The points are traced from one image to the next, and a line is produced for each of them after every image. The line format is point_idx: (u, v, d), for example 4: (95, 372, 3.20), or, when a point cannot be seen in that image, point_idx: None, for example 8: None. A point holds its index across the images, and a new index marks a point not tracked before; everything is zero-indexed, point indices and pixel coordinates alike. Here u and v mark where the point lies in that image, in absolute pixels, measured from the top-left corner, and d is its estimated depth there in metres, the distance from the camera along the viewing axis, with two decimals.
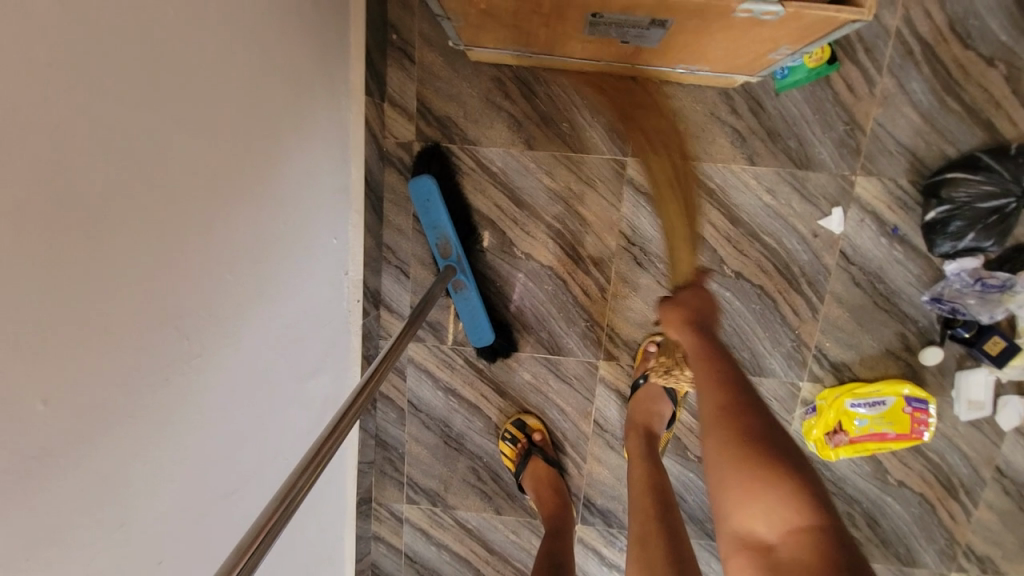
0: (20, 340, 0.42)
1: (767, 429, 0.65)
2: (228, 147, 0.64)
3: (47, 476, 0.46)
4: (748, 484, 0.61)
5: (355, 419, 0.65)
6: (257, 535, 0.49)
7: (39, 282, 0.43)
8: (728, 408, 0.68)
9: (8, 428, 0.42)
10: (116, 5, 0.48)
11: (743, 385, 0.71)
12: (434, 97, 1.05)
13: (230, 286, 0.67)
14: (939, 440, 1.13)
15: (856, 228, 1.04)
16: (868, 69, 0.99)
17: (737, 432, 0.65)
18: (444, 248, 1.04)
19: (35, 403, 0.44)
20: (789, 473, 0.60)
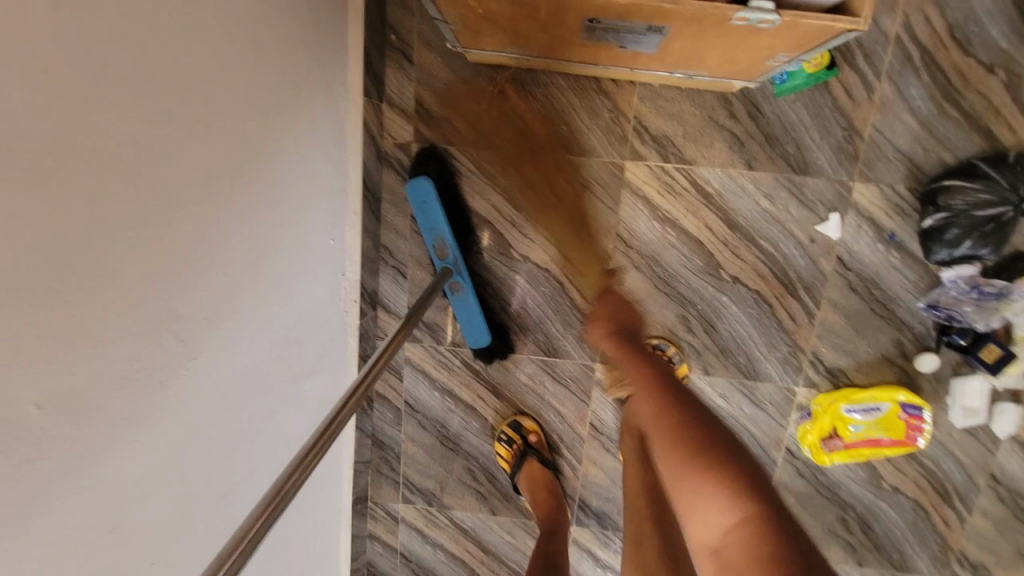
0: (16, 345, 0.42)
1: (695, 419, 0.64)
2: (224, 151, 0.64)
3: (38, 479, 0.46)
4: (682, 486, 0.60)
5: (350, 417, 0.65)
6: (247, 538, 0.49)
7: (36, 286, 0.44)
8: (656, 413, 0.67)
9: (3, 430, 0.42)
10: (113, 10, 0.48)
11: (668, 384, 0.70)
12: (433, 98, 1.05)
13: (227, 288, 0.68)
14: (934, 446, 1.13)
15: (853, 234, 1.04)
16: (867, 76, 0.99)
17: (664, 436, 0.65)
18: (442, 250, 1.03)
19: (29, 407, 0.44)
20: (712, 468, 0.59)
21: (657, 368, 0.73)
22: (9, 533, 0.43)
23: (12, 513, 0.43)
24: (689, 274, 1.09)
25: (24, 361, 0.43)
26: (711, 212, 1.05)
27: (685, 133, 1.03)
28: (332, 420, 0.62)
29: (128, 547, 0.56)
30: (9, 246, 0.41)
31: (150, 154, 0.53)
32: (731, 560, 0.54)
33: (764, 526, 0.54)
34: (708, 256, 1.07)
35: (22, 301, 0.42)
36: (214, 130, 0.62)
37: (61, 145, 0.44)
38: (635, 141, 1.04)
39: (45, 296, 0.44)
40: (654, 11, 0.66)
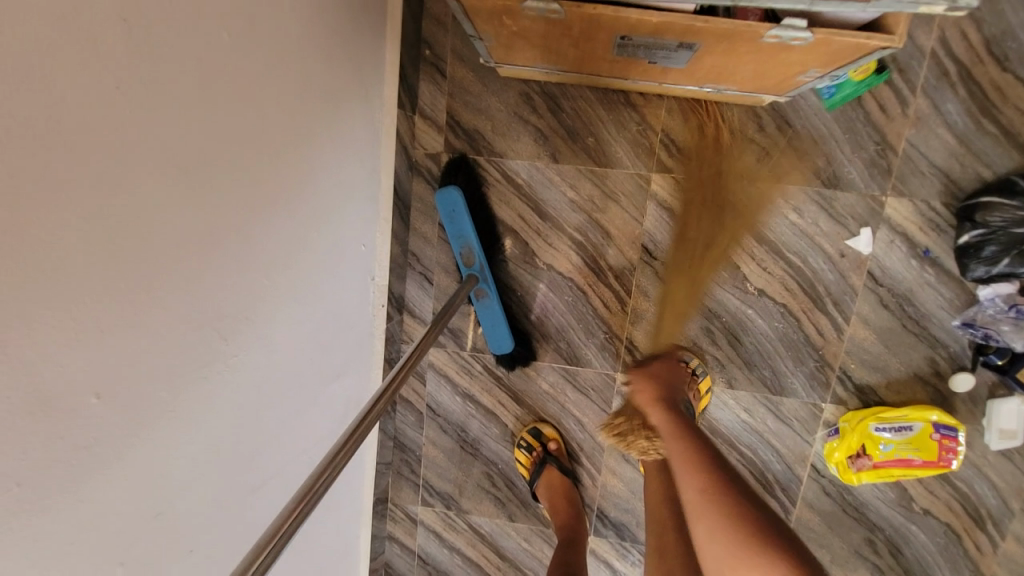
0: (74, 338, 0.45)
1: (744, 499, 0.69)
2: (267, 160, 0.68)
3: (89, 465, 0.49)
4: (738, 569, 0.64)
5: (377, 419, 0.67)
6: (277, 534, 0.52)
7: (97, 285, 0.47)
8: (711, 487, 0.70)
9: (57, 417, 0.46)
10: (172, 32, 0.51)
11: (713, 459, 0.74)
12: (464, 110, 1.08)
13: (265, 291, 0.71)
14: (967, 468, 1.10)
15: (885, 248, 1.02)
16: (901, 90, 0.97)
17: (722, 519, 0.67)
18: (468, 257, 1.05)
19: (88, 397, 0.48)
20: (777, 547, 0.63)
21: (710, 449, 0.76)
22: (54, 513, 0.46)
23: (61, 495, 0.47)
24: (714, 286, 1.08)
25: (80, 355, 0.46)
26: None
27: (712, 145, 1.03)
28: (363, 420, 0.65)
29: (169, 536, 0.59)
30: (70, 246, 0.44)
31: (201, 162, 0.57)
32: None
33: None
34: (734, 269, 1.07)
35: (82, 298, 0.46)
36: (258, 140, 0.65)
37: (121, 154, 0.47)
38: (661, 152, 1.05)
39: (101, 293, 0.48)
40: (684, 29, 0.67)
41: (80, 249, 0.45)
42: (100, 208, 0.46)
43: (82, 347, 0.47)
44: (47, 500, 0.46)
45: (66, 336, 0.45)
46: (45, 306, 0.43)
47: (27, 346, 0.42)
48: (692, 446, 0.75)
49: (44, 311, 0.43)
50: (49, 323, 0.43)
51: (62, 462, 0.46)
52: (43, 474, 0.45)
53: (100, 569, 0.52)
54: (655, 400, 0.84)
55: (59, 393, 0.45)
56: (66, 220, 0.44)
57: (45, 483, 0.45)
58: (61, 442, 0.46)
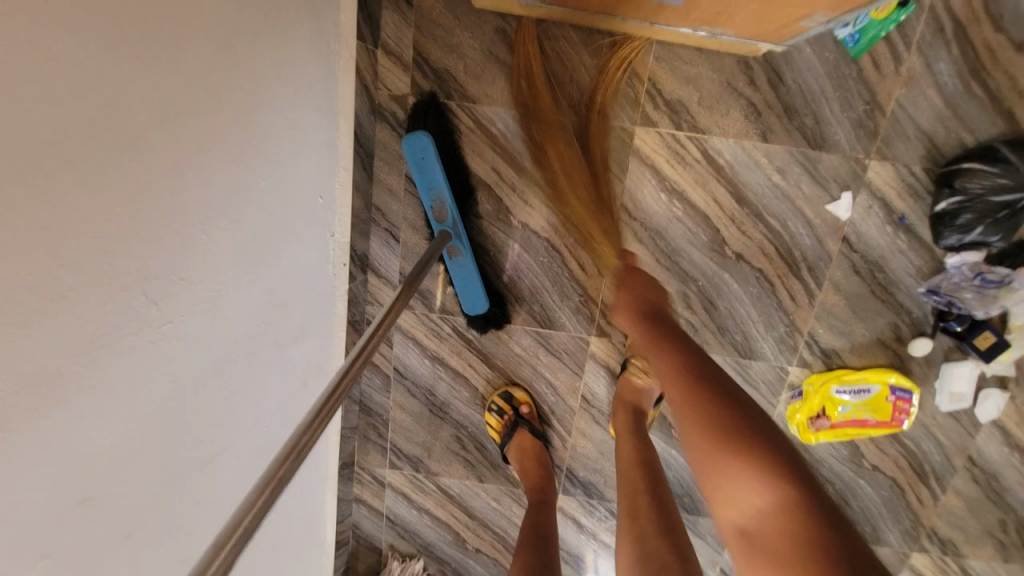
0: None
1: (721, 394, 0.66)
2: (201, 92, 0.57)
3: (2, 454, 0.41)
4: (718, 473, 0.62)
5: (349, 390, 0.63)
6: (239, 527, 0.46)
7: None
8: (688, 391, 0.68)
9: None
10: None
11: (696, 364, 0.71)
12: (433, 46, 0.96)
13: (206, 246, 0.62)
14: (917, 428, 1.15)
15: (864, 214, 1.01)
16: (896, 47, 0.93)
17: (701, 415, 0.65)
18: (440, 211, 0.98)
19: None
20: (761, 453, 0.60)
21: (692, 351, 0.73)
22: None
23: None
24: (694, 250, 1.05)
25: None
26: (721, 185, 1.01)
27: (701, 98, 0.97)
28: (335, 390, 0.60)
29: (99, 521, 0.52)
30: None
31: (114, 89, 0.47)
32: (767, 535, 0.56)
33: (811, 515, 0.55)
34: (714, 232, 1.04)
35: None
36: (189, 66, 0.55)
37: (6, 71, 0.37)
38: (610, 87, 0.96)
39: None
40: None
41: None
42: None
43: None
44: None
45: None
46: None
47: None
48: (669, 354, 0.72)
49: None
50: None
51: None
52: None
53: (22, 562, 0.45)
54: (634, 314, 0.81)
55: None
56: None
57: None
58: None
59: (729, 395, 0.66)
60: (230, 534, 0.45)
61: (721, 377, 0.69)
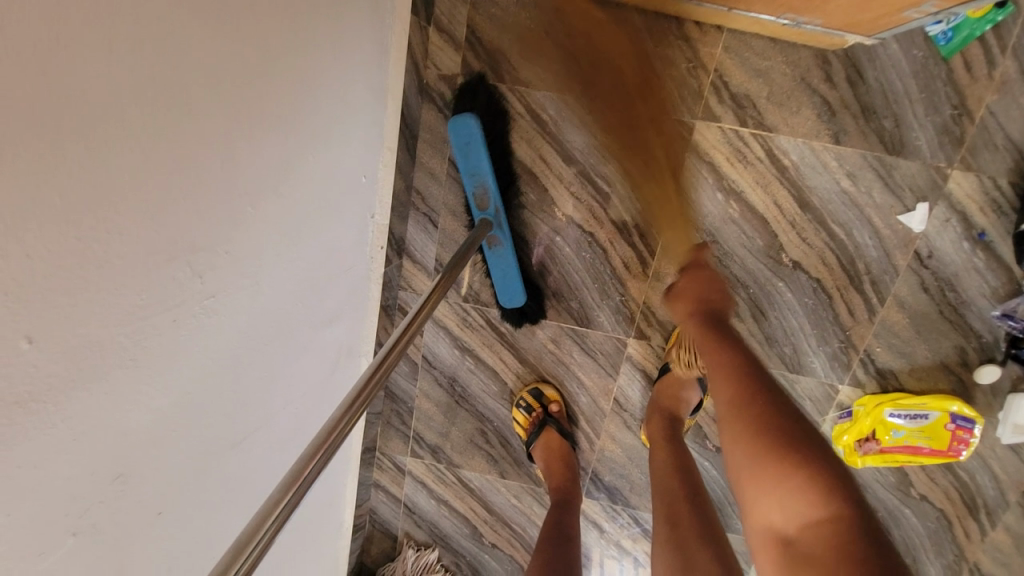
0: (4, 268, 0.35)
1: (768, 401, 0.66)
2: (258, 58, 0.54)
3: (32, 426, 0.39)
4: (756, 480, 0.61)
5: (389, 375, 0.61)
6: (261, 529, 0.43)
7: (36, 199, 0.36)
8: (737, 400, 0.68)
9: None
10: None
11: (752, 371, 0.70)
12: (487, 26, 0.92)
13: (252, 220, 0.59)
14: (973, 459, 1.08)
15: (939, 227, 0.93)
16: (992, 47, 0.85)
17: (746, 423, 0.65)
18: (482, 199, 0.94)
19: (20, 341, 0.37)
20: (803, 460, 0.59)
21: (747, 358, 0.72)
22: None
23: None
24: (747, 255, 0.99)
25: (13, 294, 0.36)
26: (783, 187, 0.94)
27: (770, 93, 0.90)
28: (374, 375, 0.58)
29: (133, 500, 0.51)
30: (4, 145, 0.33)
31: (170, 48, 0.44)
32: (800, 542, 0.55)
33: (850, 530, 0.53)
34: (771, 237, 0.97)
35: (21, 216, 0.35)
36: (247, 30, 0.52)
37: (38, 16, 0.34)
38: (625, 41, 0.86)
39: (46, 208, 0.37)
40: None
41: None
42: (19, 97, 0.34)
43: (21, 279, 0.36)
44: None
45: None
46: None
47: None
48: (728, 359, 0.71)
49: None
50: None
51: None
52: None
53: (49, 541, 0.43)
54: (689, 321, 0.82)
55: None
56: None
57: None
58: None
59: (771, 397, 0.66)
60: (256, 533, 0.43)
61: (777, 390, 0.68)
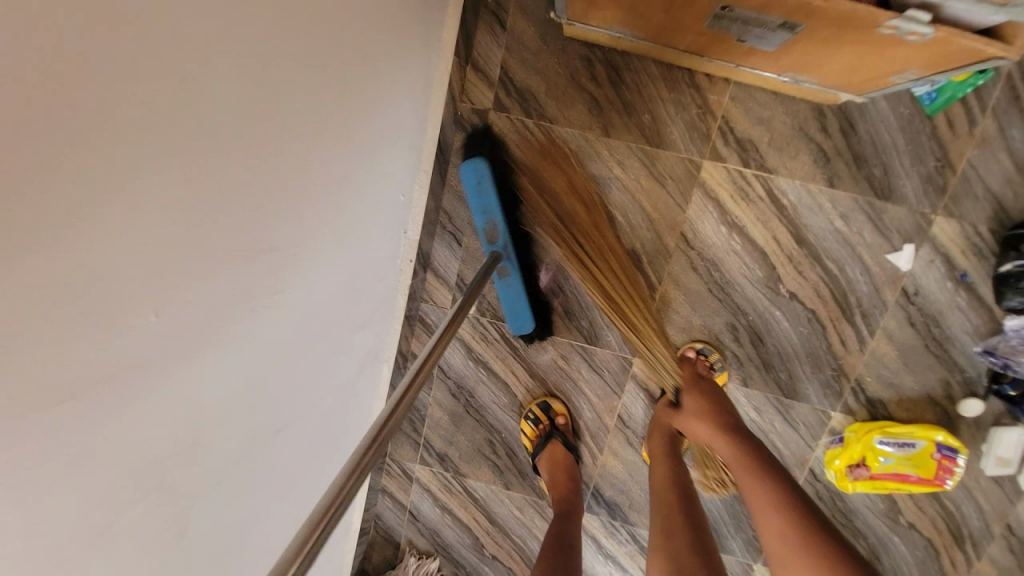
0: (145, 253, 0.43)
1: (820, 535, 0.70)
2: (333, 92, 0.63)
3: (145, 387, 0.47)
4: None
5: (422, 388, 0.69)
6: (329, 511, 0.50)
7: (176, 204, 0.45)
8: (787, 531, 0.72)
9: (120, 330, 0.43)
10: None
11: (796, 501, 0.75)
12: (519, 67, 1.02)
13: (312, 229, 0.68)
14: (958, 489, 1.14)
15: (924, 267, 1.01)
16: (972, 108, 0.95)
17: (802, 557, 0.69)
18: (492, 234, 1.01)
19: (149, 315, 0.45)
20: None
21: (792, 485, 0.78)
22: (111, 432, 0.45)
23: (111, 414, 0.45)
24: (747, 285, 1.07)
25: (151, 275, 0.44)
26: (781, 224, 1.03)
27: (771, 138, 1.00)
28: (410, 386, 0.66)
29: (201, 467, 0.58)
30: (155, 159, 0.41)
31: (274, 84, 0.53)
32: None
33: None
34: (769, 269, 1.05)
35: (162, 215, 0.44)
36: (328, 69, 0.61)
37: (190, 53, 0.42)
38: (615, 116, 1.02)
39: (181, 209, 0.45)
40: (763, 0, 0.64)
41: (153, 156, 0.41)
42: (168, 112, 0.41)
43: (159, 263, 0.45)
44: (97, 414, 0.43)
45: (143, 248, 0.43)
46: (135, 214, 0.41)
47: (119, 250, 0.41)
48: (773, 488, 0.77)
49: (124, 217, 0.40)
50: (126, 234, 0.41)
51: (123, 380, 0.45)
52: (101, 396, 0.43)
53: (139, 493, 0.50)
54: (731, 435, 0.88)
55: (125, 306, 0.43)
56: (147, 125, 0.40)
57: (99, 402, 0.43)
58: (115, 357, 0.44)
59: (822, 528, 0.71)
60: (334, 500, 0.51)
61: (822, 521, 0.73)
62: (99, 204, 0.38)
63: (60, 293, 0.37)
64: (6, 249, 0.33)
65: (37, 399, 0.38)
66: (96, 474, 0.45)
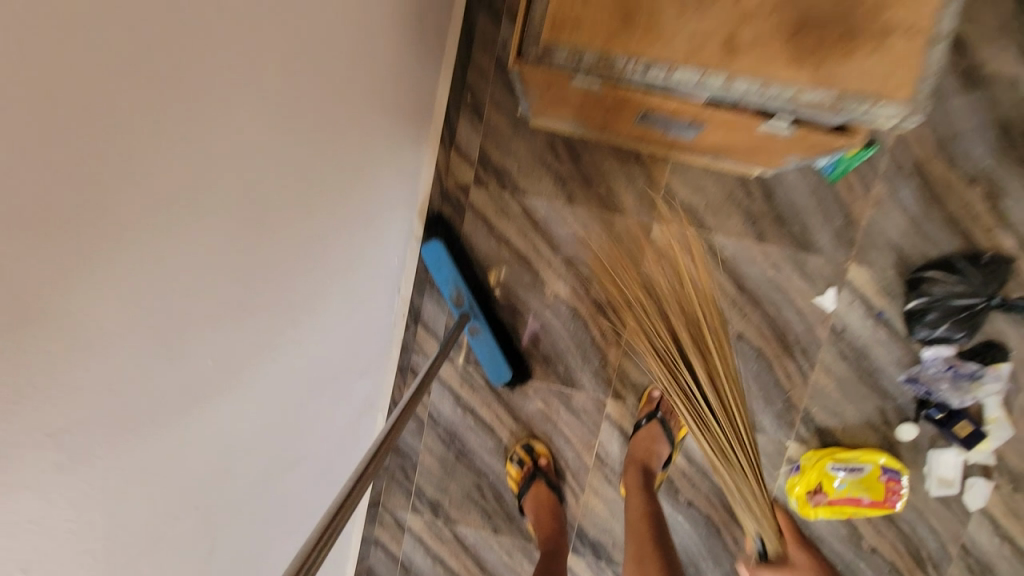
0: (212, 311, 0.57)
1: None
2: (342, 179, 0.79)
3: (202, 418, 0.60)
4: None
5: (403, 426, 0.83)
6: (331, 523, 0.62)
7: (233, 272, 0.59)
8: None
9: (191, 372, 0.56)
10: (310, 82, 0.64)
11: None
12: (494, 150, 1.22)
13: (322, 287, 0.82)
14: (910, 511, 1.24)
15: (847, 307, 1.18)
16: (867, 175, 1.15)
17: None
18: (458, 299, 1.19)
19: (209, 360, 0.59)
20: None
21: None
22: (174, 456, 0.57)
23: (178, 440, 0.57)
24: None
25: (214, 328, 0.58)
26: (723, 274, 1.20)
27: (707, 203, 1.19)
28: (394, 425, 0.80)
29: (229, 494, 0.69)
30: (220, 237, 0.55)
31: (303, 179, 0.68)
32: None
33: None
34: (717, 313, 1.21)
35: (224, 281, 0.58)
36: (339, 162, 0.77)
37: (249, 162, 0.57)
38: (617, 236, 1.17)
39: (237, 276, 0.60)
40: (673, 109, 0.77)
41: (222, 236, 0.56)
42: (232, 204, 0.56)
43: (220, 318, 0.59)
44: (170, 440, 0.56)
45: (211, 308, 0.57)
46: (210, 282, 0.56)
47: (197, 309, 0.55)
48: None
49: (202, 284, 0.54)
50: (202, 297, 0.55)
51: (189, 413, 0.58)
52: (173, 424, 0.56)
53: (185, 511, 0.61)
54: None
55: (196, 352, 0.56)
56: (219, 215, 0.54)
57: (173, 429, 0.56)
58: (186, 393, 0.56)
59: None
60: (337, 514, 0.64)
61: None
62: (188, 274, 0.52)
63: (159, 344, 0.51)
64: (134, 305, 0.47)
65: (131, 423, 0.50)
66: (160, 490, 0.56)
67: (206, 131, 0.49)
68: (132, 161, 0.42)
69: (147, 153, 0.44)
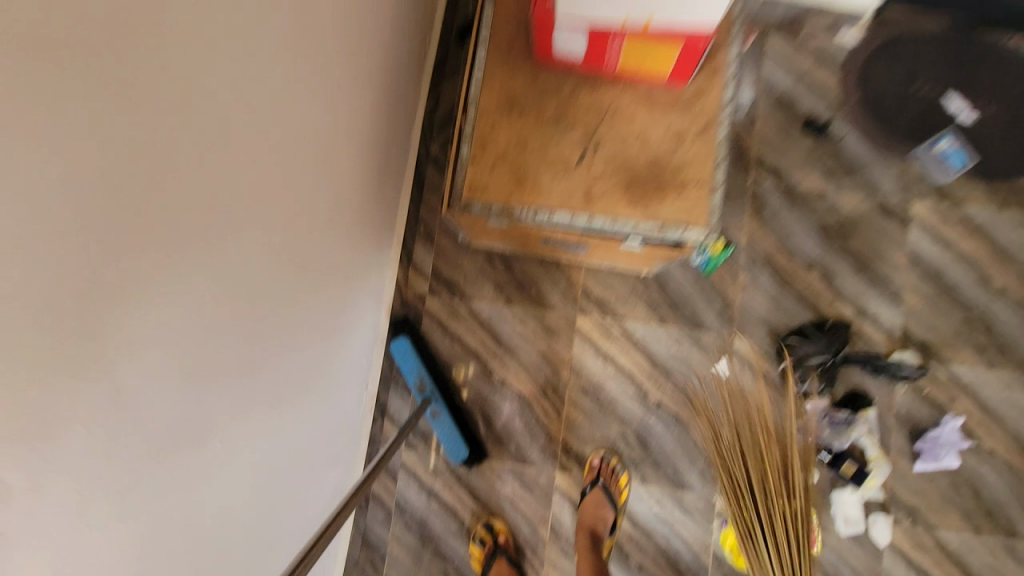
0: (232, 403, 0.75)
1: None
2: (321, 299, 1.04)
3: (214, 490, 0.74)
4: None
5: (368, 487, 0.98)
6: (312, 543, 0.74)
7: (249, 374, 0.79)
8: None
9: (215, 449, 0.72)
10: (307, 238, 0.91)
11: None
12: (444, 266, 1.51)
13: (303, 384, 1.02)
14: (830, 552, 1.39)
15: (739, 372, 1.44)
16: (734, 267, 1.48)
17: None
18: (421, 385, 1.42)
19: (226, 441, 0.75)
20: None
21: None
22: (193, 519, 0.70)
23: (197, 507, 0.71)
24: (625, 400, 1.45)
25: (233, 417, 0.76)
26: (638, 352, 1.46)
27: (617, 297, 1.49)
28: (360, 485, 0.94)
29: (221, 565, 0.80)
30: (245, 351, 0.76)
31: (296, 303, 0.92)
32: None
33: None
34: (637, 386, 1.45)
35: (242, 380, 0.77)
36: (319, 287, 1.02)
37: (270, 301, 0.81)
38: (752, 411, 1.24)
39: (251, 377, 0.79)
40: (562, 237, 1.09)
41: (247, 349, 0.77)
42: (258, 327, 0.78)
43: (237, 409, 0.77)
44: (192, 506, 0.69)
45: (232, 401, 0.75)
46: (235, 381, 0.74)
47: (225, 400, 0.73)
48: None
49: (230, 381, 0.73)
50: (229, 392, 0.74)
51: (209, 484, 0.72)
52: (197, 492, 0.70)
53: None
54: None
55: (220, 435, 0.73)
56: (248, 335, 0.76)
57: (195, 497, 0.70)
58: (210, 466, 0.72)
59: None
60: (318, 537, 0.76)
61: None
62: (223, 375, 0.71)
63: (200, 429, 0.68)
64: (193, 395, 0.65)
65: (173, 489, 0.65)
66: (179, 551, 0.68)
67: (251, 280, 0.74)
68: (213, 299, 0.65)
69: (223, 299, 0.67)
